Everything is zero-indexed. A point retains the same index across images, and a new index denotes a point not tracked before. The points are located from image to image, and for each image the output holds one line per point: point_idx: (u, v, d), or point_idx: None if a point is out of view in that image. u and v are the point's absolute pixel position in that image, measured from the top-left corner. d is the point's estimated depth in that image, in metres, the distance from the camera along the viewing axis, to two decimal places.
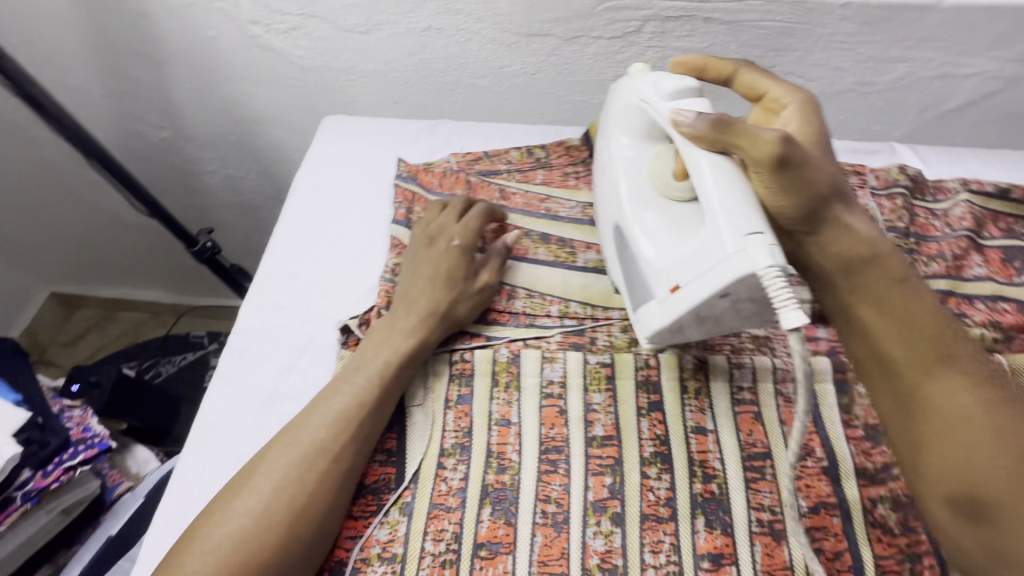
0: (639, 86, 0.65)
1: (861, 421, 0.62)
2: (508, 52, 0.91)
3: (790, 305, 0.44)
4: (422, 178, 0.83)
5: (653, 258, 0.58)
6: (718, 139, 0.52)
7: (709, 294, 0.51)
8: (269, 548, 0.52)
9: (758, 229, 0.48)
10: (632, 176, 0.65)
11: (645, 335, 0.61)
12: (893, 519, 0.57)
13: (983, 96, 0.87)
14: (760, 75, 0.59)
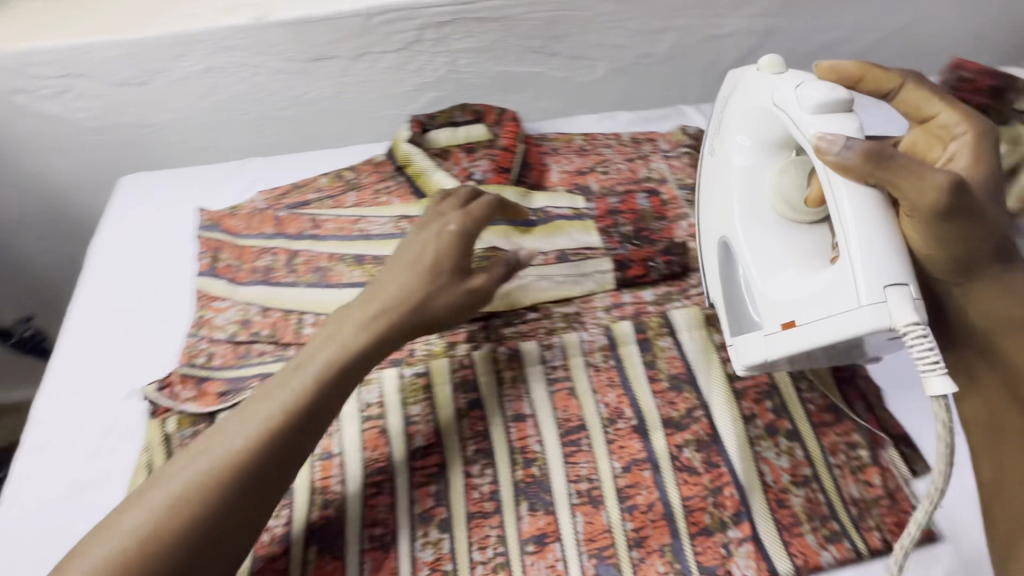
0: (769, 85, 0.62)
1: (664, 373, 0.66)
2: (300, 79, 0.89)
3: (936, 372, 0.44)
4: (226, 224, 0.81)
5: (775, 288, 0.58)
6: (874, 178, 0.49)
7: (831, 338, 0.51)
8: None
9: (903, 278, 0.47)
10: (738, 184, 0.66)
11: (741, 367, 0.62)
12: (697, 459, 0.61)
13: (749, 50, 0.94)
14: (927, 95, 0.58)
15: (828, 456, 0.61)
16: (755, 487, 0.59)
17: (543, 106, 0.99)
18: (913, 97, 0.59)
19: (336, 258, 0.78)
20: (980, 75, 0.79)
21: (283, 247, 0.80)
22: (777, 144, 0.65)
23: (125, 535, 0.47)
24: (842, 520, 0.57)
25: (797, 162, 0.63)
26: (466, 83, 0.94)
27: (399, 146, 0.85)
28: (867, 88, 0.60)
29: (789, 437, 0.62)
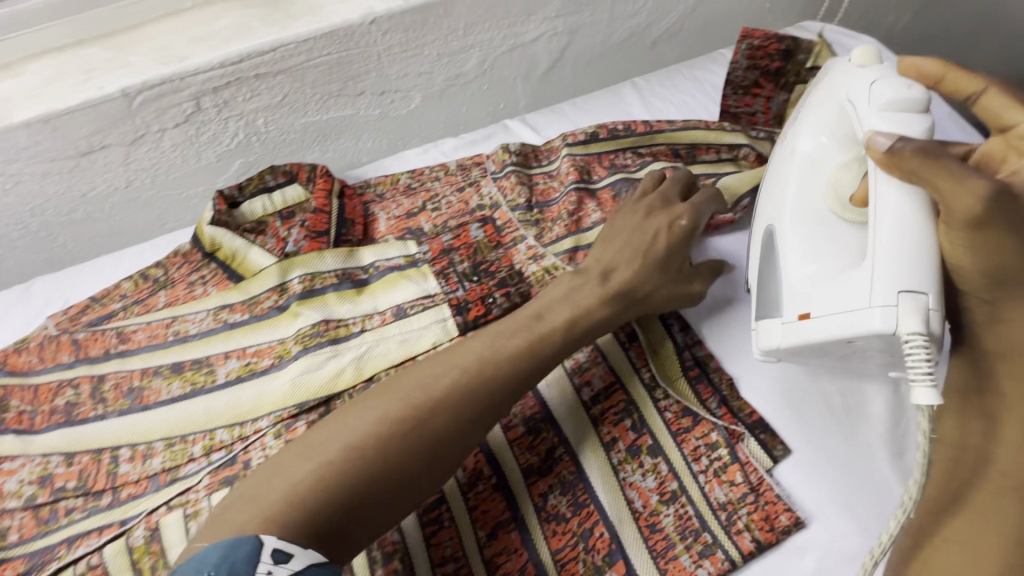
0: (849, 80, 0.60)
1: (519, 418, 0.63)
2: (76, 177, 0.79)
3: (925, 381, 0.44)
4: (12, 363, 0.70)
5: (797, 276, 0.57)
6: (915, 171, 0.46)
7: (838, 336, 0.51)
8: (330, 486, 0.46)
9: (921, 288, 0.47)
10: (798, 172, 0.63)
11: (758, 351, 0.61)
12: (564, 503, 0.58)
13: (561, 50, 0.92)
14: (1012, 106, 0.49)
15: (692, 463, 0.59)
16: (624, 519, 0.57)
17: (369, 146, 0.94)
18: (989, 104, 0.51)
19: (151, 368, 0.69)
20: (770, 41, 0.85)
21: (84, 375, 0.69)
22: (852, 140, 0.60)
23: (311, 468, 0.46)
24: (712, 529, 0.56)
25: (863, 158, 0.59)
26: (275, 141, 0.86)
27: (202, 231, 0.77)
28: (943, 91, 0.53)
29: (652, 454, 0.60)
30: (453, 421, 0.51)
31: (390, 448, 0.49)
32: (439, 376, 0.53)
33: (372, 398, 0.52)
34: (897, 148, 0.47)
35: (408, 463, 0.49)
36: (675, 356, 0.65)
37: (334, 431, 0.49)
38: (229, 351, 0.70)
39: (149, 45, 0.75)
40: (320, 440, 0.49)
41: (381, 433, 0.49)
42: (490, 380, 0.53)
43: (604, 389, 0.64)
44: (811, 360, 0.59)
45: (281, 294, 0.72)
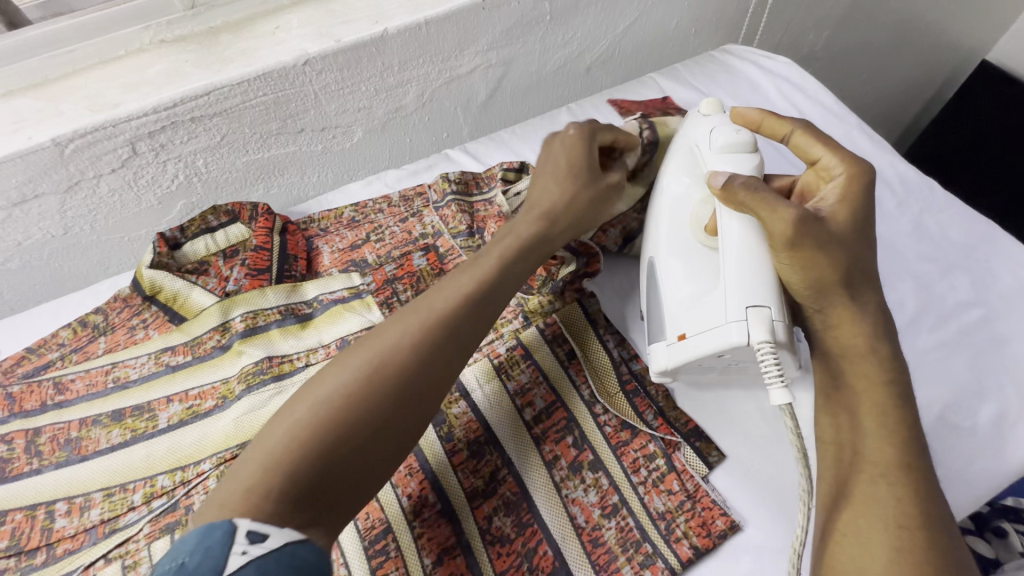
0: (698, 123, 0.69)
1: (463, 443, 0.63)
2: (9, 227, 0.78)
3: (777, 384, 0.50)
4: None
5: (671, 299, 0.61)
6: (740, 200, 0.55)
7: (709, 352, 0.56)
8: (351, 415, 0.45)
9: (765, 303, 0.53)
10: (665, 208, 0.67)
11: (654, 373, 0.64)
12: (508, 525, 0.59)
13: (497, 81, 0.96)
14: (816, 144, 0.63)
15: (631, 475, 0.61)
16: (567, 536, 0.58)
17: (315, 180, 0.95)
18: (800, 140, 0.63)
19: (89, 418, 0.68)
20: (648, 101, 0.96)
21: (18, 428, 0.68)
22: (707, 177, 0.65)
23: (331, 394, 0.46)
24: (652, 539, 0.57)
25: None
26: (216, 181, 0.87)
27: (142, 274, 0.76)
28: (766, 132, 0.67)
29: (593, 469, 0.61)
30: (410, 363, 0.49)
31: (355, 408, 0.46)
32: (395, 327, 0.51)
33: (329, 363, 0.50)
34: (729, 183, 0.56)
35: (377, 418, 0.46)
36: (612, 369, 0.68)
37: (299, 399, 0.46)
38: (172, 394, 0.70)
39: (81, 93, 0.75)
40: (286, 412, 0.46)
41: (343, 398, 0.46)
42: (445, 320, 0.52)
43: (546, 408, 0.66)
44: (702, 375, 0.63)
45: (223, 334, 0.72)
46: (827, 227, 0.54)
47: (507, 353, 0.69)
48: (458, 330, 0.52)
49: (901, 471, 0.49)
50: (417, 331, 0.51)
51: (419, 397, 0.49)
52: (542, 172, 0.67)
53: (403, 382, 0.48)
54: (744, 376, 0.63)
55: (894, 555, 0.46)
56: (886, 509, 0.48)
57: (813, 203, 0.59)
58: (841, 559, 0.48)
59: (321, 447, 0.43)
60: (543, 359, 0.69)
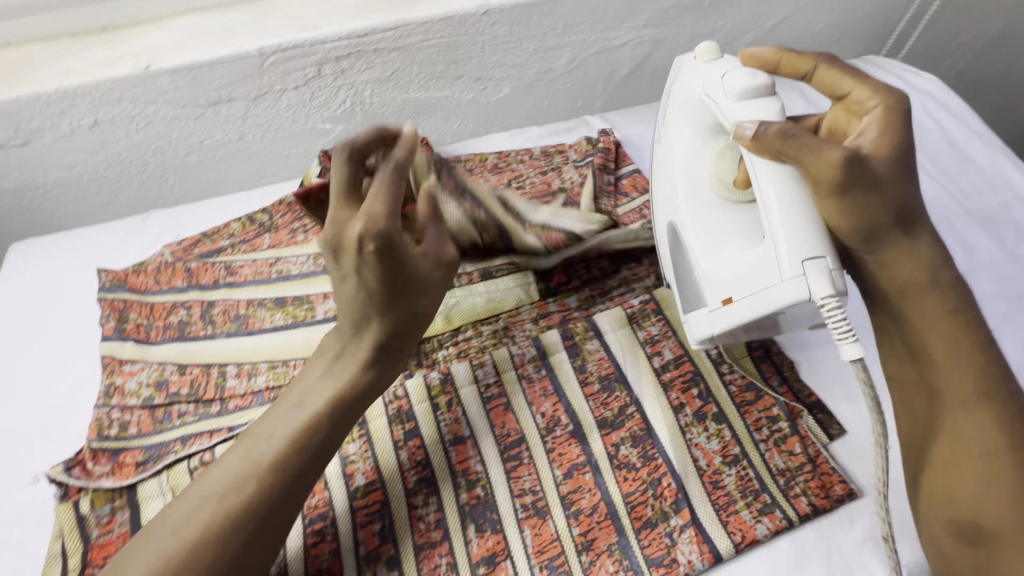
0: (701, 76, 0.66)
1: (595, 376, 0.68)
2: (200, 124, 0.87)
3: (850, 339, 0.49)
4: (133, 280, 0.77)
5: (708, 263, 0.62)
6: (779, 149, 0.53)
7: (766, 312, 0.55)
8: (230, 521, 0.50)
9: (819, 253, 0.51)
10: (678, 169, 0.69)
11: (694, 341, 0.66)
12: (634, 454, 0.63)
13: (642, 58, 1.00)
14: (841, 75, 0.62)
15: (754, 432, 0.64)
16: (689, 473, 0.62)
17: (456, 127, 1.01)
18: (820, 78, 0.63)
19: (256, 301, 0.76)
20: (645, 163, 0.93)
21: (196, 298, 0.76)
22: (712, 129, 0.68)
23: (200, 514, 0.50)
24: (771, 491, 0.60)
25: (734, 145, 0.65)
26: (374, 113, 0.94)
27: (310, 184, 0.84)
28: (784, 71, 0.64)
29: (717, 420, 0.65)
30: (284, 477, 0.53)
31: (229, 535, 0.49)
32: (262, 449, 0.53)
33: (197, 482, 0.53)
34: (761, 133, 0.54)
35: (251, 533, 0.50)
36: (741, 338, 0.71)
37: (166, 532, 0.49)
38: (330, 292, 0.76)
39: (285, 13, 0.83)
40: (159, 526, 0.50)
41: (207, 533, 0.49)
42: (309, 439, 0.54)
43: (674, 360, 0.70)
44: (746, 334, 0.63)
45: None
46: (873, 169, 0.54)
47: (639, 304, 0.73)
48: (325, 446, 0.55)
49: (981, 400, 0.53)
50: (281, 453, 0.53)
51: (287, 507, 0.53)
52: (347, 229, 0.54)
53: (273, 494, 0.52)
54: (779, 326, 0.63)
55: (987, 478, 0.50)
56: (977, 436, 0.52)
57: (851, 142, 0.58)
58: (944, 488, 0.52)
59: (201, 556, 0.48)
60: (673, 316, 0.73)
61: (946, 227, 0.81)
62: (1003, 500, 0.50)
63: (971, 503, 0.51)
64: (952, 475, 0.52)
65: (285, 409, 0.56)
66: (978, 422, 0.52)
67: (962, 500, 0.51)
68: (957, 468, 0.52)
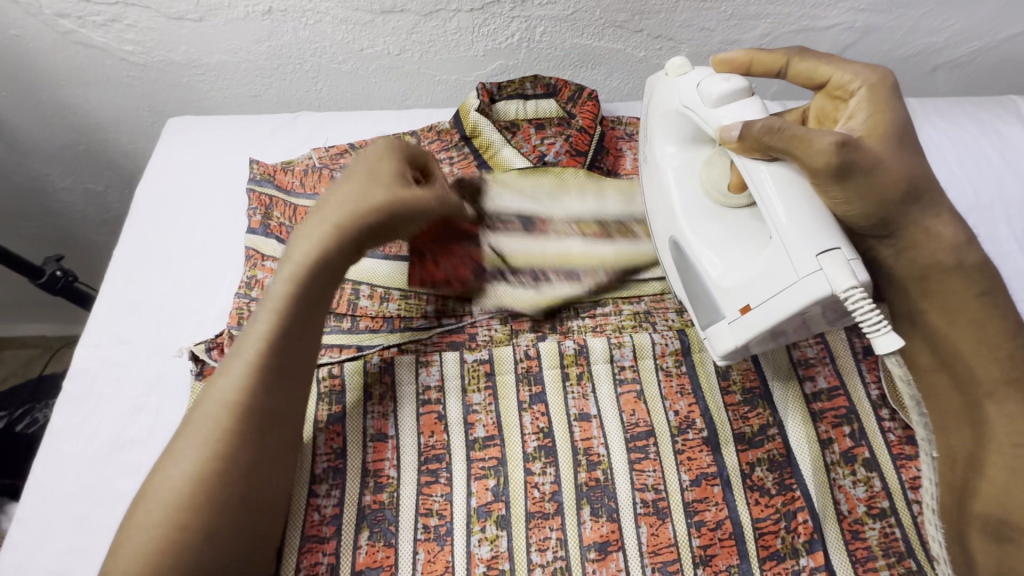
0: (674, 87, 0.61)
1: (738, 386, 0.63)
2: (366, 32, 0.83)
3: (883, 331, 0.45)
4: (281, 178, 0.76)
5: (714, 272, 0.56)
6: (768, 146, 0.50)
7: (786, 315, 0.49)
8: (221, 449, 0.48)
9: (833, 244, 0.47)
10: (672, 184, 0.62)
11: (719, 359, 0.57)
12: (769, 479, 0.58)
13: (844, 48, 0.88)
14: (817, 61, 0.58)
15: (908, 490, 0.58)
16: (828, 515, 0.56)
17: (615, 84, 0.94)
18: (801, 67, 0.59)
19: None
20: None
21: None
22: (697, 137, 0.62)
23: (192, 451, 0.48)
24: (919, 558, 0.55)
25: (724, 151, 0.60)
26: (539, 54, 0.88)
27: (466, 115, 0.79)
28: (758, 72, 0.60)
29: (868, 467, 0.59)
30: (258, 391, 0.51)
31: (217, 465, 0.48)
32: (224, 381, 0.51)
33: (171, 447, 0.50)
34: (747, 133, 0.51)
35: (238, 457, 0.49)
36: None
37: (156, 485, 0.47)
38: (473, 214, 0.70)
39: None
40: (167, 466, 0.48)
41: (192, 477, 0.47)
42: (274, 346, 0.52)
43: (827, 390, 0.63)
44: (765, 346, 0.56)
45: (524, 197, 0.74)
46: (868, 152, 0.52)
47: None
48: (293, 342, 0.54)
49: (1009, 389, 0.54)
50: (245, 383, 0.51)
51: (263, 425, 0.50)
52: (348, 173, 0.59)
53: (252, 412, 0.50)
54: (795, 336, 0.57)
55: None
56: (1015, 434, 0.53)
57: (843, 128, 0.56)
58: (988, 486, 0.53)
59: (218, 484, 0.47)
60: (834, 341, 0.66)
61: None
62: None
63: (1004, 505, 0.52)
64: (1001, 481, 0.52)
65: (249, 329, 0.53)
66: (1006, 414, 0.53)
67: (1005, 497, 0.52)
68: (992, 472, 0.53)
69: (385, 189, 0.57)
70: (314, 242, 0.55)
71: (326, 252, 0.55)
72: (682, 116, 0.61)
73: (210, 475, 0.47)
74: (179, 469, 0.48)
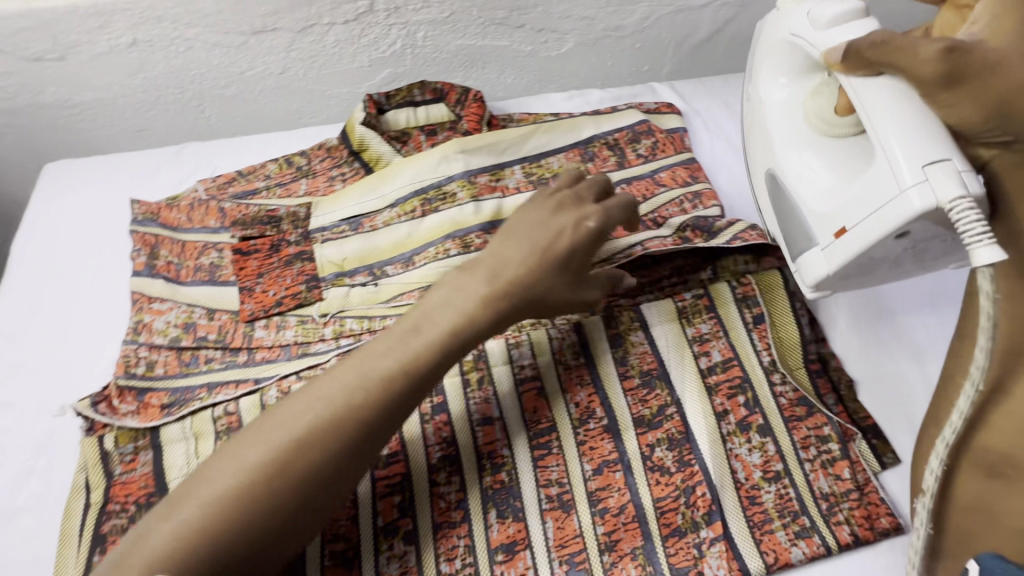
0: (788, 18, 0.62)
1: (635, 370, 0.64)
2: (241, 54, 0.81)
3: (985, 241, 0.43)
4: (166, 216, 0.74)
5: (814, 199, 0.58)
6: (869, 61, 0.49)
7: (883, 233, 0.49)
8: (269, 486, 0.47)
9: (945, 155, 0.46)
10: (772, 122, 0.66)
11: (809, 289, 0.59)
12: (669, 458, 0.60)
13: (724, 23, 0.90)
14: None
15: (800, 451, 0.60)
16: (726, 485, 0.58)
17: (510, 82, 0.93)
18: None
19: (286, 237, 0.73)
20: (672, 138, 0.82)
21: (228, 242, 0.73)
22: (808, 69, 0.64)
23: (236, 478, 0.47)
24: (812, 514, 0.57)
25: (831, 81, 0.61)
26: (426, 59, 0.87)
27: (352, 129, 0.78)
28: None
29: (762, 433, 0.61)
30: (329, 459, 0.49)
31: (258, 501, 0.46)
32: (294, 421, 0.49)
33: (229, 447, 0.49)
34: (847, 48, 0.51)
35: (260, 521, 0.46)
36: (799, 346, 0.66)
37: (195, 486, 0.47)
38: (362, 231, 0.73)
39: None
40: (205, 477, 0.47)
41: (228, 500, 0.46)
42: (356, 417, 0.50)
43: (722, 362, 0.65)
44: (861, 282, 0.58)
45: (405, 209, 0.73)
46: (988, 45, 0.43)
47: (692, 299, 0.68)
48: (366, 439, 0.50)
49: None
50: (316, 441, 0.49)
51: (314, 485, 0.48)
52: (503, 240, 0.60)
53: (304, 473, 0.48)
54: (898, 268, 0.57)
55: None
56: None
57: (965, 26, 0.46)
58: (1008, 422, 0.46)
59: (243, 520, 0.46)
60: (726, 314, 0.67)
61: None
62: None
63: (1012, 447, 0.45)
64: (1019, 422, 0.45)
65: (335, 383, 0.51)
66: None
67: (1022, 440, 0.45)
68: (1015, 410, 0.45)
69: (546, 274, 0.58)
70: (464, 304, 0.55)
71: (460, 318, 0.55)
72: (794, 46, 0.63)
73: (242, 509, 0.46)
74: (216, 490, 0.46)
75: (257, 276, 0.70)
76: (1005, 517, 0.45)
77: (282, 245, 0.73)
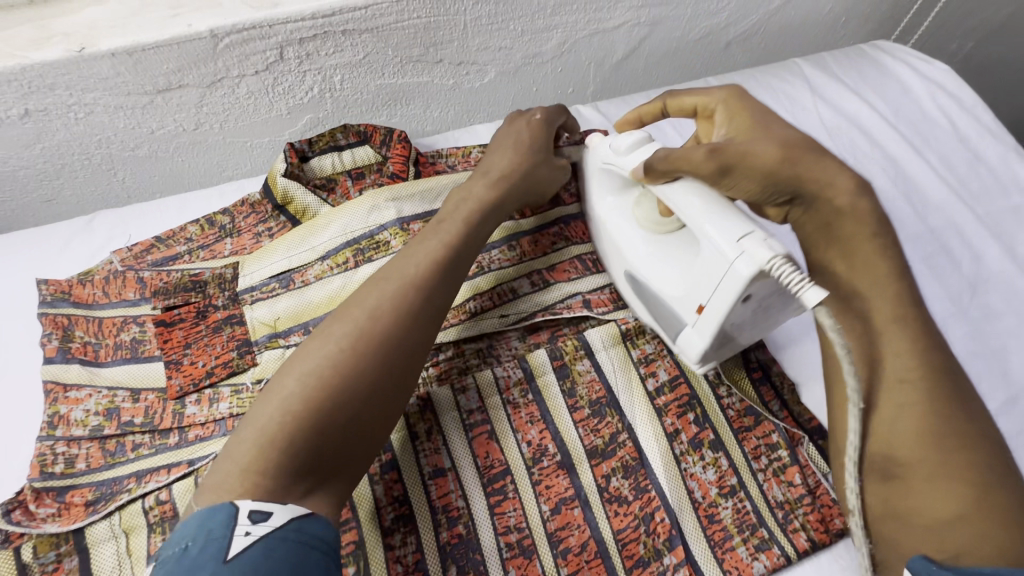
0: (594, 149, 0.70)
1: (584, 400, 0.64)
2: (148, 113, 0.77)
3: (806, 285, 0.46)
4: (79, 293, 0.69)
5: (669, 286, 0.61)
6: (662, 172, 0.58)
7: (732, 301, 0.53)
8: (339, 385, 0.49)
9: (747, 228, 0.51)
10: (611, 226, 0.69)
11: (694, 361, 0.60)
12: (626, 486, 0.59)
13: (638, 42, 0.92)
14: (683, 94, 0.67)
15: (752, 461, 0.61)
16: (684, 507, 0.58)
17: (436, 115, 0.93)
18: (672, 103, 0.67)
19: (212, 302, 0.70)
20: None
21: (150, 314, 0.69)
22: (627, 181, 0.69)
23: (309, 381, 0.49)
24: (769, 525, 0.58)
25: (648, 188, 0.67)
26: (346, 100, 0.85)
27: (274, 181, 0.75)
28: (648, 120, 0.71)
29: (714, 448, 0.61)
30: (386, 356, 0.52)
31: (345, 374, 0.50)
32: (345, 331, 0.52)
33: (311, 338, 0.53)
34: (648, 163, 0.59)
35: (334, 427, 0.48)
36: (741, 356, 0.67)
37: (269, 401, 0.48)
38: (293, 287, 0.70)
39: None
40: (272, 398, 0.48)
41: (309, 402, 0.47)
42: (400, 316, 0.54)
43: (669, 381, 0.65)
44: (733, 347, 0.61)
45: (337, 262, 0.71)
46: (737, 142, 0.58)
47: (634, 321, 0.69)
48: (413, 339, 0.54)
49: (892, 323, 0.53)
50: (370, 343, 0.52)
51: (394, 360, 0.53)
52: (449, 211, 0.65)
53: (370, 367, 0.51)
54: (757, 329, 0.60)
55: (901, 413, 0.50)
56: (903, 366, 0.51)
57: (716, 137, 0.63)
58: (882, 420, 0.51)
59: (322, 426, 0.47)
60: None
61: (957, 233, 0.77)
62: (911, 429, 0.50)
63: (888, 444, 0.51)
64: (887, 420, 0.51)
65: (380, 293, 0.55)
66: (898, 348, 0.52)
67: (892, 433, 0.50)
68: (883, 411, 0.52)
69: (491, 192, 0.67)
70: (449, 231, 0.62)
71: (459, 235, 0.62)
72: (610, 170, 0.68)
73: (320, 409, 0.48)
74: (294, 403, 0.47)
75: (184, 347, 0.67)
76: (914, 515, 0.48)
77: (209, 310, 0.69)
